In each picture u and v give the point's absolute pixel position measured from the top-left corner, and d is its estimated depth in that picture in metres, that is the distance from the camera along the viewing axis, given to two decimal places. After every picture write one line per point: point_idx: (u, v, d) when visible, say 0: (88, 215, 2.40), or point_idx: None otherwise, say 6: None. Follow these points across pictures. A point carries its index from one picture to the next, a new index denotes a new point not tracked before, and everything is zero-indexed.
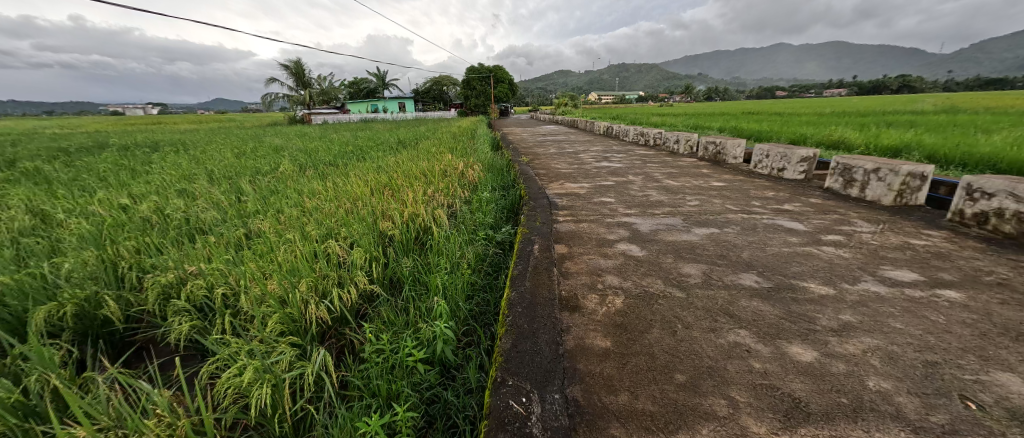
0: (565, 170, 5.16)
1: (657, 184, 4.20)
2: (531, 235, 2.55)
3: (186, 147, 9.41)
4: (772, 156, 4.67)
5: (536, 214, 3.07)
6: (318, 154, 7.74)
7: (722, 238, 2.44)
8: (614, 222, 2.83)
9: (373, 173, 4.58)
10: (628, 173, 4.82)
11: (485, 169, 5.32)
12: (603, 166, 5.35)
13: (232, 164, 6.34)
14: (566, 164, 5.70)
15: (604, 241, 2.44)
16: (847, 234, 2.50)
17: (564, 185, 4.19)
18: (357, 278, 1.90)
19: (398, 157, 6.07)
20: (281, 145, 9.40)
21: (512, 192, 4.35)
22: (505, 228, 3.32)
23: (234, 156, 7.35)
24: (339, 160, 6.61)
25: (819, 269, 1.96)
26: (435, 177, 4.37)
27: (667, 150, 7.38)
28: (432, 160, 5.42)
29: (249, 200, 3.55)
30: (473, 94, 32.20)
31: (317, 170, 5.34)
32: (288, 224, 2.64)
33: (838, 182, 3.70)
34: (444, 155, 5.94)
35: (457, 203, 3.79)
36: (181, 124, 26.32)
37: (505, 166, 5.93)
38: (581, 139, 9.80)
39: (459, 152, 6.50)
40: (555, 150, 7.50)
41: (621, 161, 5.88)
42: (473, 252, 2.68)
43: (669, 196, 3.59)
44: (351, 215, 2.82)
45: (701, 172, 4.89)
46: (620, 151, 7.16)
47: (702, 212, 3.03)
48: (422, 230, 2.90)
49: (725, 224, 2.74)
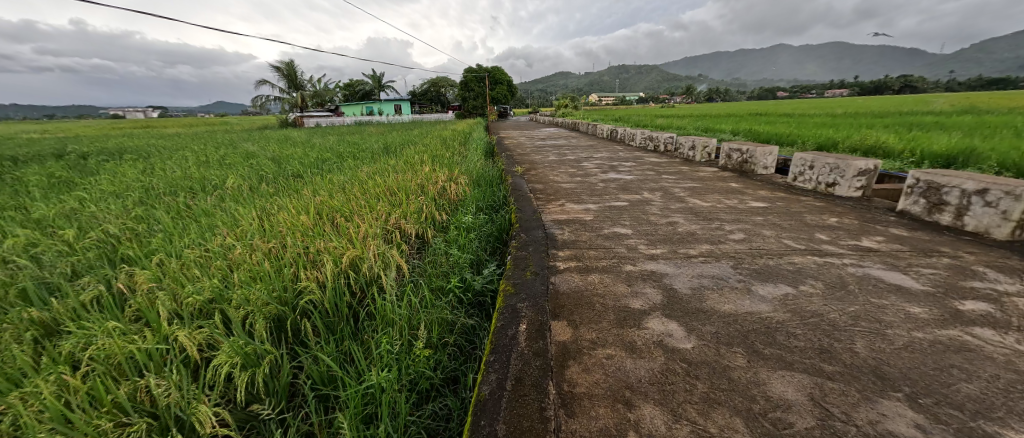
0: (566, 184, 4.34)
1: (681, 205, 3.36)
2: (514, 299, 1.73)
3: (151, 154, 8.60)
4: (818, 167, 3.83)
5: (526, 257, 2.23)
6: (288, 163, 6.90)
7: (804, 308, 1.61)
8: (636, 273, 2.00)
9: (333, 191, 3.79)
10: (642, 189, 3.99)
11: (472, 184, 4.54)
12: (611, 180, 4.51)
13: (184, 177, 5.52)
14: (567, 176, 4.88)
15: (625, 312, 1.60)
16: (992, 298, 1.66)
17: (565, 206, 3.35)
18: (203, 413, 1.08)
19: (373, 168, 5.27)
20: (255, 152, 8.62)
21: (498, 215, 3.58)
22: (485, 269, 2.55)
23: (194, 166, 6.54)
24: (307, 172, 5.77)
25: (1013, 392, 1.12)
26: (406, 197, 3.55)
27: (681, 157, 6.54)
28: (409, 173, 4.62)
29: (158, 234, 2.75)
30: (471, 96, 31.45)
31: (274, 186, 4.54)
32: (167, 281, 1.84)
33: (918, 204, 2.88)
34: (426, 166, 5.13)
35: (428, 234, 3.02)
36: (170, 128, 25.59)
37: (496, 179, 5.10)
38: (584, 143, 8.99)
39: (445, 162, 5.69)
40: (555, 158, 6.66)
41: (632, 172, 5.04)
42: (434, 321, 1.90)
43: (704, 225, 2.74)
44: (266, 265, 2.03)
45: (730, 187, 4.07)
46: (629, 160, 6.31)
47: (755, 254, 2.19)
48: (369, 282, 2.10)
49: (797, 278, 1.89)
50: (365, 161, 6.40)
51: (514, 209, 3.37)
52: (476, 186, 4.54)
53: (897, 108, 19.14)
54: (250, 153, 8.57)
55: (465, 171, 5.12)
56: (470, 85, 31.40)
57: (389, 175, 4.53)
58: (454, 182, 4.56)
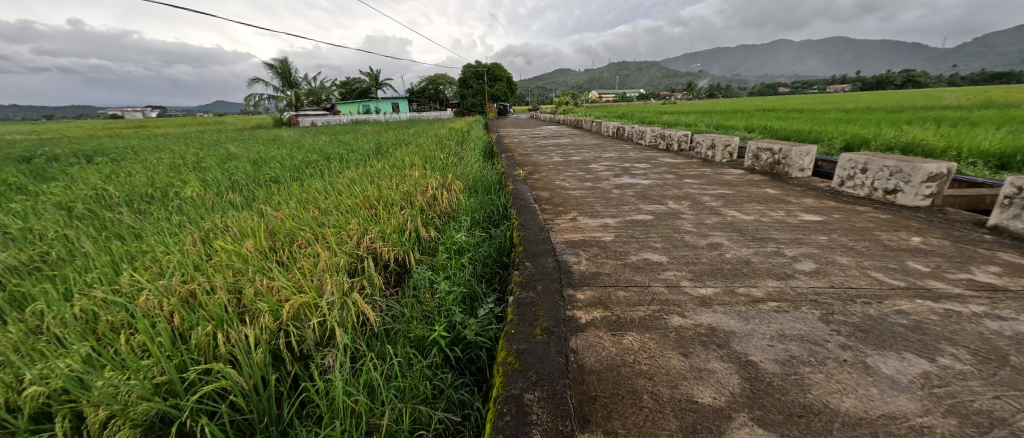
0: (576, 191, 3.77)
1: (718, 218, 2.78)
2: (518, 383, 1.17)
3: (126, 157, 8.05)
4: (872, 171, 3.27)
5: (533, 302, 1.65)
6: (268, 166, 6.33)
7: (972, 407, 1.03)
8: (689, 331, 1.41)
9: (304, 202, 3.24)
10: (666, 197, 3.42)
11: (468, 192, 3.99)
12: (627, 186, 3.95)
13: (148, 184, 4.97)
14: (576, 181, 4.32)
15: (693, 415, 1.03)
16: None
17: (577, 221, 2.78)
18: None
19: (358, 173, 4.72)
20: (238, 154, 8.07)
21: (498, 230, 3.04)
22: (479, 309, 2.02)
23: (166, 170, 6.00)
24: (287, 177, 5.21)
25: None
26: (388, 210, 3.01)
27: (699, 157, 5.97)
28: (395, 179, 4.07)
29: (74, 261, 2.21)
30: (470, 93, 30.84)
31: (242, 195, 4.00)
32: (20, 352, 1.28)
33: (1021, 219, 2.30)
34: (417, 170, 4.57)
35: (412, 258, 2.48)
36: (161, 127, 25.02)
37: (495, 186, 4.55)
38: (589, 142, 8.44)
39: (439, 166, 5.13)
40: (560, 159, 6.09)
41: (649, 176, 4.47)
42: (405, 404, 1.35)
43: (757, 249, 2.16)
44: (178, 321, 1.49)
45: (766, 194, 3.50)
46: (641, 161, 5.73)
47: (844, 298, 1.62)
48: (321, 341, 1.55)
49: (925, 342, 1.32)
50: (351, 164, 5.85)
51: (516, 224, 2.82)
52: (473, 195, 3.98)
53: (911, 103, 18.52)
54: (233, 155, 8.02)
55: (460, 176, 4.56)
56: (469, 82, 30.73)
57: (372, 182, 3.97)
58: (447, 190, 4.00)
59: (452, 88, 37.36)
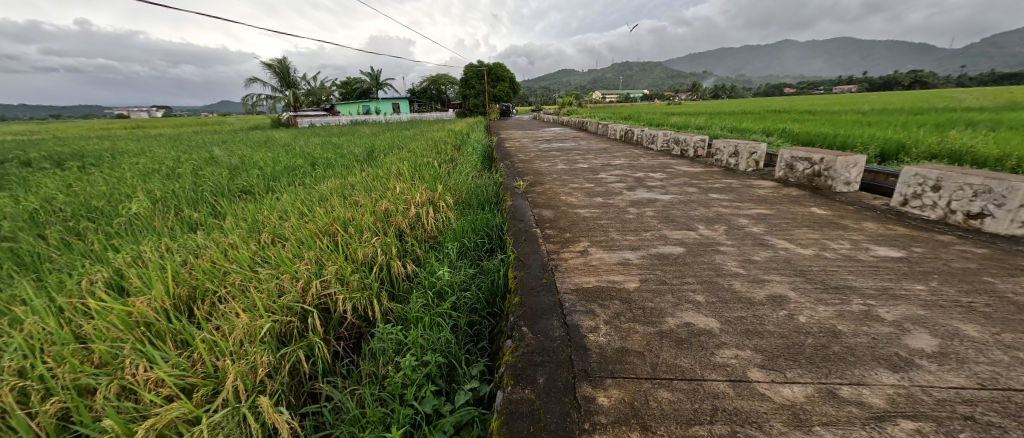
0: (586, 209, 3.22)
1: (767, 252, 2.21)
2: None
3: (103, 162, 7.59)
4: (948, 190, 2.68)
5: (532, 411, 1.09)
6: (246, 174, 5.81)
7: None
8: None
9: (258, 229, 2.69)
10: (694, 220, 2.85)
11: (459, 211, 3.43)
12: (645, 203, 3.38)
13: (106, 195, 4.47)
14: (584, 195, 3.77)
15: None
16: None
17: (589, 255, 2.22)
18: None
19: (337, 184, 4.18)
20: (222, 158, 7.59)
21: (491, 262, 2.49)
22: (457, 393, 1.47)
23: (134, 179, 5.48)
24: (262, 189, 4.69)
25: None
26: (356, 239, 2.47)
27: (719, 165, 5.38)
28: (375, 193, 3.53)
29: None
30: (472, 93, 30.38)
31: (199, 211, 3.48)
32: None
33: None
34: (404, 182, 4.03)
35: (378, 307, 1.92)
36: (158, 128, 24.68)
37: (491, 202, 3.99)
38: (596, 147, 7.90)
39: (430, 176, 4.59)
40: (565, 167, 5.53)
41: (668, 190, 3.90)
42: None
43: (839, 308, 1.58)
44: None
45: (815, 215, 2.92)
46: (656, 169, 5.15)
47: (1020, 416, 1.03)
48: None
49: None
50: (336, 172, 5.33)
51: (512, 258, 2.26)
52: (465, 213, 3.41)
53: (928, 104, 17.81)
54: (215, 160, 7.51)
55: (451, 191, 4.03)
56: (471, 82, 30.21)
57: (348, 198, 3.42)
58: (435, 208, 3.44)
59: (454, 89, 36.85)
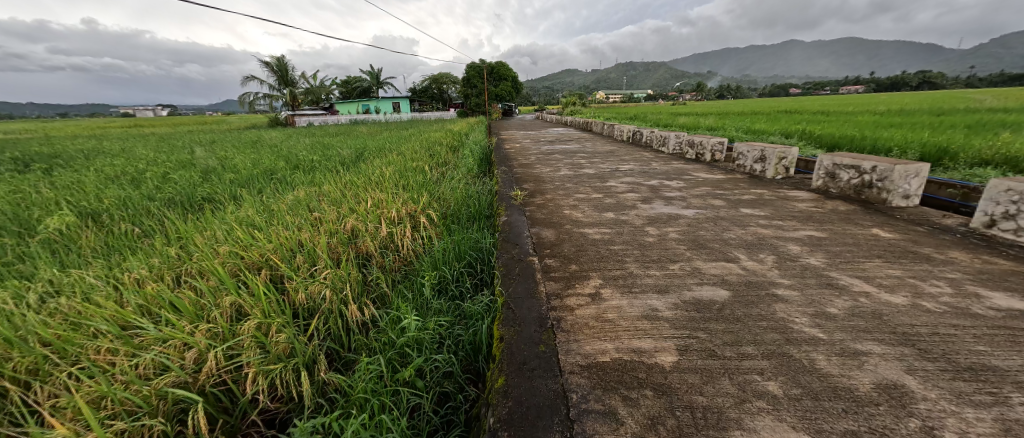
0: (595, 228, 2.68)
1: (842, 299, 1.64)
2: None
3: (71, 164, 7.07)
4: None
5: None
6: (218, 178, 5.29)
7: None
8: None
9: (183, 256, 2.15)
10: (731, 245, 2.29)
11: (443, 231, 2.86)
12: (665, 220, 2.81)
13: (44, 204, 3.92)
14: (592, 208, 3.23)
15: None
16: None
17: (603, 302, 1.66)
18: None
19: (306, 193, 3.63)
20: (199, 161, 7.06)
21: (474, 304, 1.94)
22: None
23: (92, 183, 4.97)
24: (228, 197, 4.16)
25: None
26: (299, 274, 1.92)
27: (742, 171, 4.81)
28: (342, 207, 2.98)
29: None
30: (473, 92, 29.79)
31: (133, 228, 2.93)
32: None
33: None
34: (383, 192, 3.47)
35: (308, 382, 1.39)
36: (153, 127, 24.26)
37: (484, 220, 3.44)
38: (603, 149, 7.36)
39: (417, 185, 4.06)
40: (570, 172, 4.98)
41: (690, 202, 3.34)
42: None
43: (999, 417, 1.01)
44: None
45: (881, 240, 2.35)
46: (670, 176, 4.59)
47: None
48: None
49: None
50: (313, 178, 4.78)
51: (501, 305, 1.70)
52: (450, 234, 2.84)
53: (948, 105, 17.04)
54: (192, 162, 6.99)
55: (436, 204, 3.49)
56: (472, 81, 29.64)
57: (311, 214, 2.87)
58: (414, 228, 2.87)
59: (455, 88, 36.23)
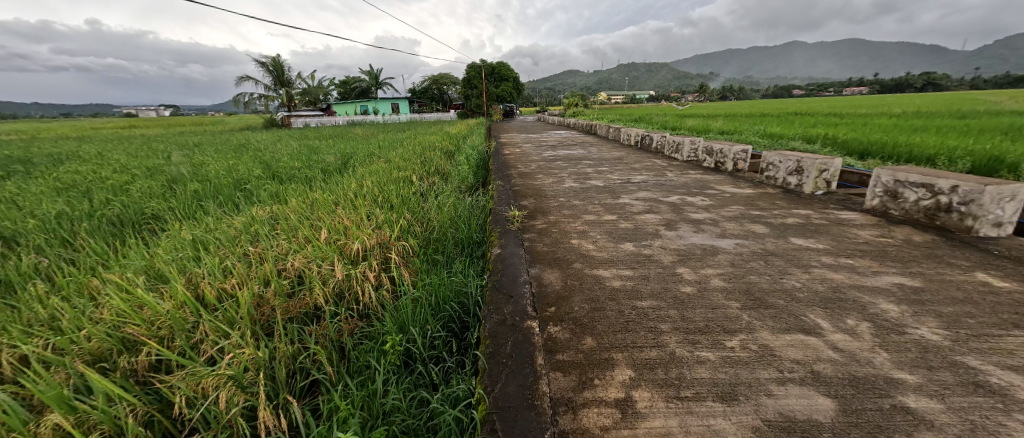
0: (612, 268, 2.09)
1: (1019, 423, 1.04)
2: None
3: (27, 171, 6.45)
4: None
5: None
6: (180, 190, 4.71)
7: None
8: None
9: (51, 322, 1.56)
10: (801, 302, 1.68)
11: (420, 273, 2.27)
12: (701, 257, 2.21)
13: None
14: (605, 236, 2.65)
15: None
16: None
17: (638, 421, 1.07)
18: None
19: (263, 214, 3.04)
20: (169, 168, 6.45)
21: (448, 400, 1.36)
22: None
23: (32, 197, 4.36)
24: (178, 214, 3.57)
25: None
26: (195, 359, 1.34)
27: (773, 184, 4.21)
28: (294, 240, 2.37)
29: None
30: (473, 93, 29.21)
31: (28, 262, 2.33)
32: None
33: None
34: (353, 216, 2.88)
35: None
36: (144, 128, 23.69)
37: (475, 253, 2.85)
38: (610, 155, 6.77)
39: (398, 203, 3.46)
40: (575, 185, 4.38)
41: (724, 229, 2.74)
42: None
43: None
44: None
45: (1003, 294, 1.74)
46: (692, 190, 4.00)
47: None
48: None
49: None
50: (282, 191, 4.19)
51: (480, 422, 1.11)
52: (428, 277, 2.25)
53: (970, 107, 16.33)
54: (161, 169, 6.40)
55: (417, 232, 2.90)
56: (473, 82, 29.08)
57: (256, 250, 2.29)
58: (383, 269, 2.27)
59: (456, 88, 35.67)
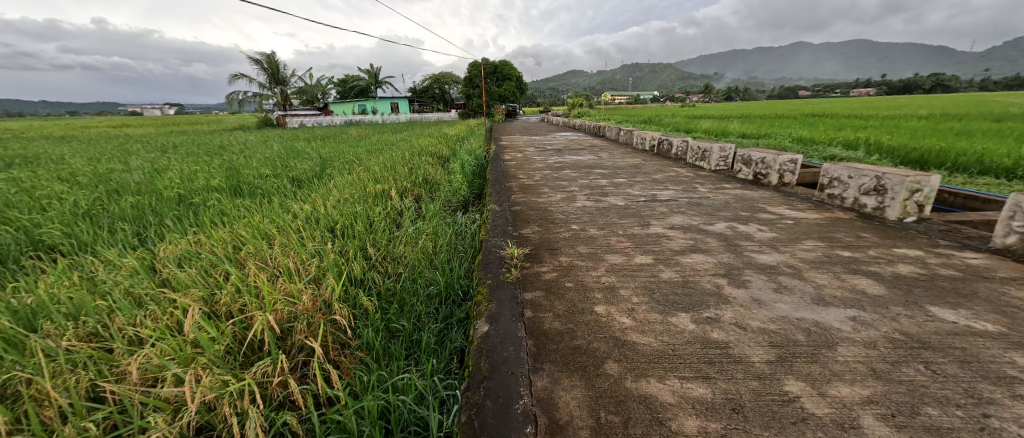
0: (672, 378, 1.24)
1: None
2: None
3: None
4: None
5: None
6: (113, 206, 3.93)
7: None
8: None
9: None
10: None
11: (357, 376, 1.44)
12: (811, 352, 1.36)
13: None
14: (644, 296, 1.80)
15: None
16: None
17: None
18: None
19: (166, 253, 2.23)
20: (120, 175, 5.64)
21: None
22: None
23: None
24: (81, 245, 2.79)
25: None
26: None
27: (838, 205, 3.37)
28: (171, 315, 1.53)
29: None
30: (475, 93, 28.36)
31: None
32: None
33: None
34: (283, 260, 2.05)
35: None
36: (135, 127, 23.02)
37: (454, 318, 2.02)
38: (626, 163, 5.94)
39: (360, 234, 2.63)
40: (589, 204, 3.55)
41: (816, 285, 1.88)
42: None
43: None
44: None
45: None
46: (740, 214, 3.15)
47: None
48: None
49: None
50: (224, 214, 3.36)
51: None
52: (368, 384, 1.42)
53: (998, 109, 15.36)
54: (111, 177, 5.59)
55: (376, 288, 2.08)
56: (474, 81, 28.25)
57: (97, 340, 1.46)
58: (302, 370, 1.45)
59: (457, 88, 34.86)
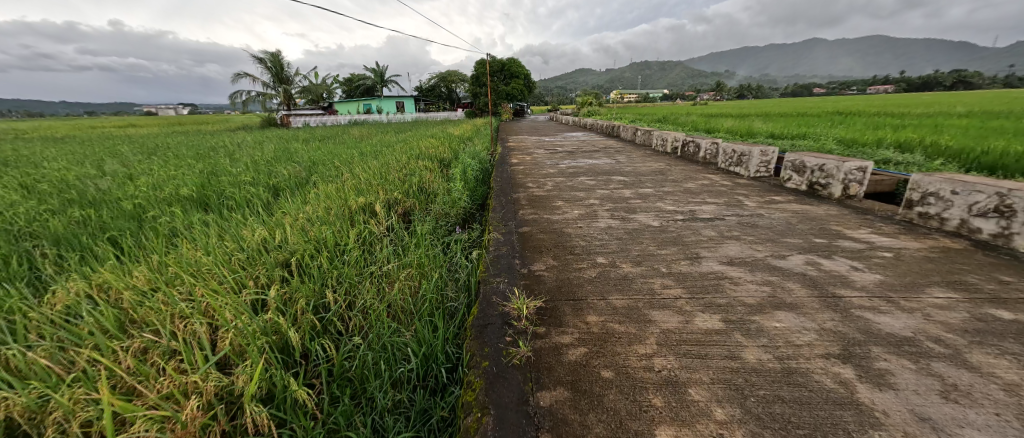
0: None
1: None
2: None
3: None
4: None
5: None
6: (53, 221, 3.35)
7: None
8: None
9: None
10: None
11: None
12: None
13: None
14: (733, 405, 1.12)
15: None
16: None
17: None
18: None
19: (46, 307, 1.63)
20: (85, 182, 5.08)
21: None
22: None
23: None
24: None
25: None
26: None
27: (936, 228, 2.65)
28: None
29: None
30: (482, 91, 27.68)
31: None
32: None
33: None
34: (187, 329, 1.43)
35: None
36: (139, 127, 22.81)
37: (432, 418, 1.36)
38: (649, 168, 5.23)
39: (320, 275, 2.00)
40: (616, 224, 2.86)
41: (1004, 384, 1.18)
42: None
43: None
44: None
45: None
46: (814, 241, 2.43)
47: None
48: None
49: None
50: (170, 236, 2.76)
51: None
52: None
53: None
54: (76, 184, 5.04)
55: (321, 369, 1.43)
56: (481, 78, 27.51)
57: None
58: None
59: (464, 86, 34.16)
